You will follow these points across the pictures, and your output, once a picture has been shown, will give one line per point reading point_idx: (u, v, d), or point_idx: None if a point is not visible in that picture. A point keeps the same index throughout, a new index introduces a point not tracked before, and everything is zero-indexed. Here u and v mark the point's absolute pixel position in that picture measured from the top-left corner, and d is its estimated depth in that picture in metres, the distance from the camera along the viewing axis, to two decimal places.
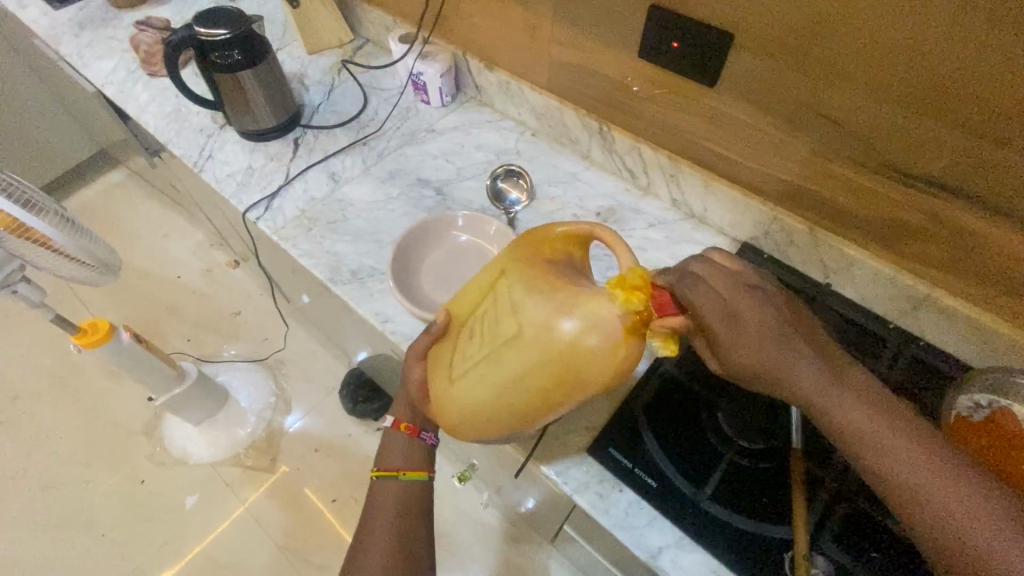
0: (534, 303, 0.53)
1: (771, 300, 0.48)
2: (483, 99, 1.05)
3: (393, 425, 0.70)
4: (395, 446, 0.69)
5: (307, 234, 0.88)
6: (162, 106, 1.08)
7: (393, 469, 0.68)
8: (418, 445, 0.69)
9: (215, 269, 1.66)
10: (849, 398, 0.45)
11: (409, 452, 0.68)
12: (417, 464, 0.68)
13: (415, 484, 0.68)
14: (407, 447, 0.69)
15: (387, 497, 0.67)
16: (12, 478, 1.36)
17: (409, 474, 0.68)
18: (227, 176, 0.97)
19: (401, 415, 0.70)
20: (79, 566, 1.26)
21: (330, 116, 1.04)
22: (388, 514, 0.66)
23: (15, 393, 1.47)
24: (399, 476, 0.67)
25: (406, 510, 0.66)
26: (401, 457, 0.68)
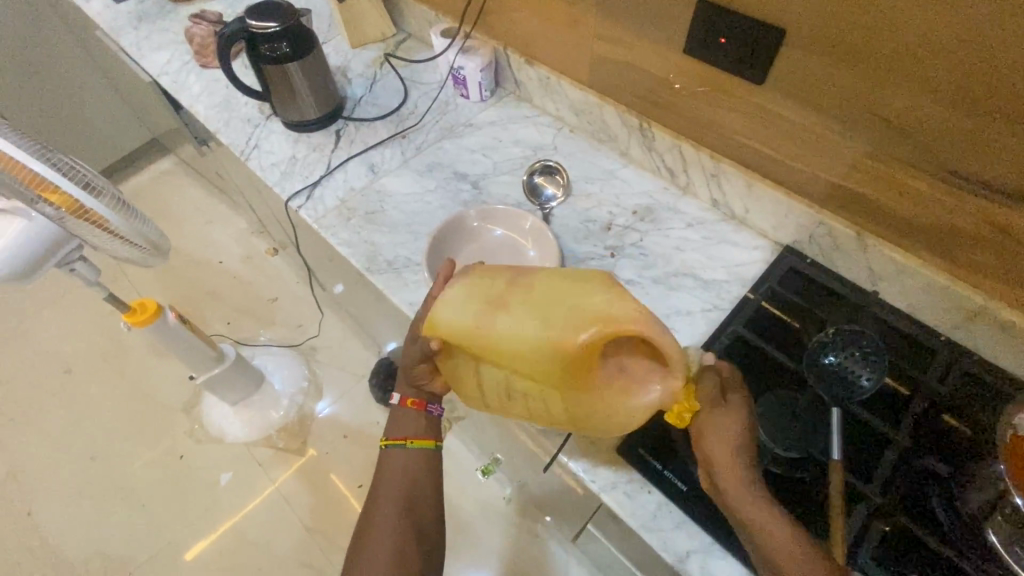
0: (603, 403, 0.56)
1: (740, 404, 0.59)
2: (521, 95, 1.05)
3: (398, 398, 0.72)
4: (401, 417, 0.71)
5: (346, 224, 0.90)
6: (212, 96, 1.12)
7: (399, 438, 0.70)
8: (424, 417, 0.71)
9: (255, 256, 1.72)
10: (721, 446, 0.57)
11: (417, 423, 0.71)
12: (423, 434, 0.71)
13: (421, 451, 0.70)
14: (413, 416, 0.71)
15: (394, 464, 0.70)
16: (61, 445, 1.44)
17: (415, 441, 0.70)
18: (272, 165, 1.00)
19: (406, 391, 0.71)
20: (120, 531, 1.32)
21: (371, 108, 1.06)
22: (398, 480, 0.69)
23: (68, 366, 1.56)
24: (406, 444, 0.70)
25: (415, 479, 0.69)
26: (408, 426, 0.71)
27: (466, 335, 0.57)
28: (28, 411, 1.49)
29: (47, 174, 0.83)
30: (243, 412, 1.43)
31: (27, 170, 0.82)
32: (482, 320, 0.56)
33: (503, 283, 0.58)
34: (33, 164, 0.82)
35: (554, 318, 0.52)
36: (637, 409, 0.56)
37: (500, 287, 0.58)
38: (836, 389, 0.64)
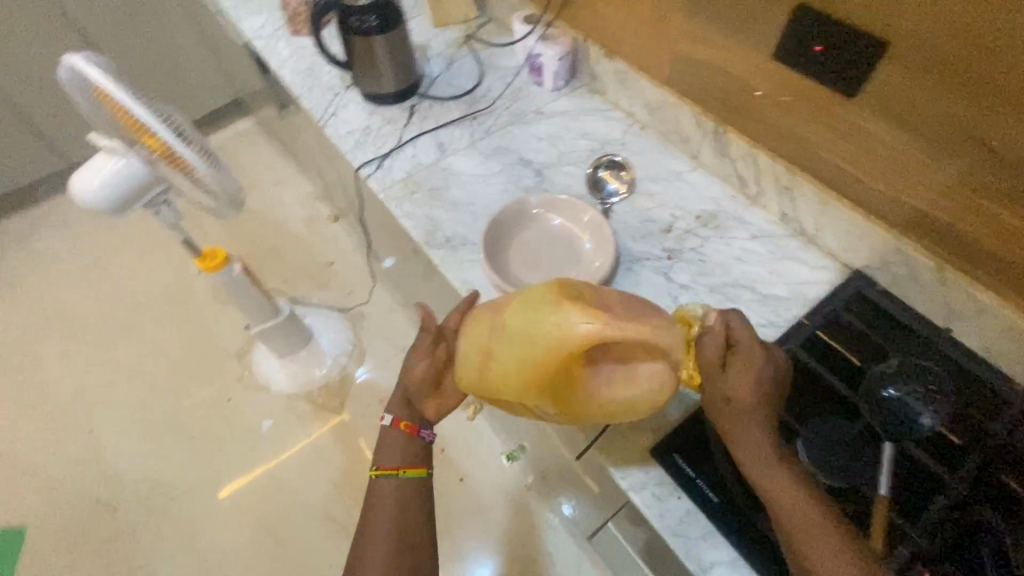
0: (622, 399, 0.62)
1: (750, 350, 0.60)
2: (596, 87, 1.04)
3: (393, 426, 0.76)
4: (394, 446, 0.75)
5: (411, 197, 0.93)
6: (298, 62, 1.17)
7: (391, 468, 0.73)
8: (417, 444, 0.75)
9: (317, 220, 1.80)
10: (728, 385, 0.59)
11: (410, 450, 0.75)
12: (415, 462, 0.74)
13: (414, 479, 0.73)
14: (407, 446, 0.75)
15: (386, 494, 0.72)
16: (126, 372, 1.56)
17: (407, 470, 0.73)
18: (347, 133, 1.03)
19: (399, 415, 0.76)
20: (168, 458, 1.43)
21: (447, 88, 1.08)
22: (388, 510, 0.71)
23: (140, 301, 1.68)
24: (399, 473, 0.73)
25: (406, 507, 0.71)
26: (400, 456, 0.74)
27: (478, 382, 0.63)
28: (101, 336, 1.62)
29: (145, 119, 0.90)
30: (290, 366, 1.50)
31: (130, 113, 0.89)
32: (481, 366, 0.62)
33: (485, 326, 0.63)
34: (135, 105, 0.87)
35: (533, 352, 0.57)
36: (651, 396, 0.61)
37: (483, 333, 0.62)
38: (892, 424, 0.61)
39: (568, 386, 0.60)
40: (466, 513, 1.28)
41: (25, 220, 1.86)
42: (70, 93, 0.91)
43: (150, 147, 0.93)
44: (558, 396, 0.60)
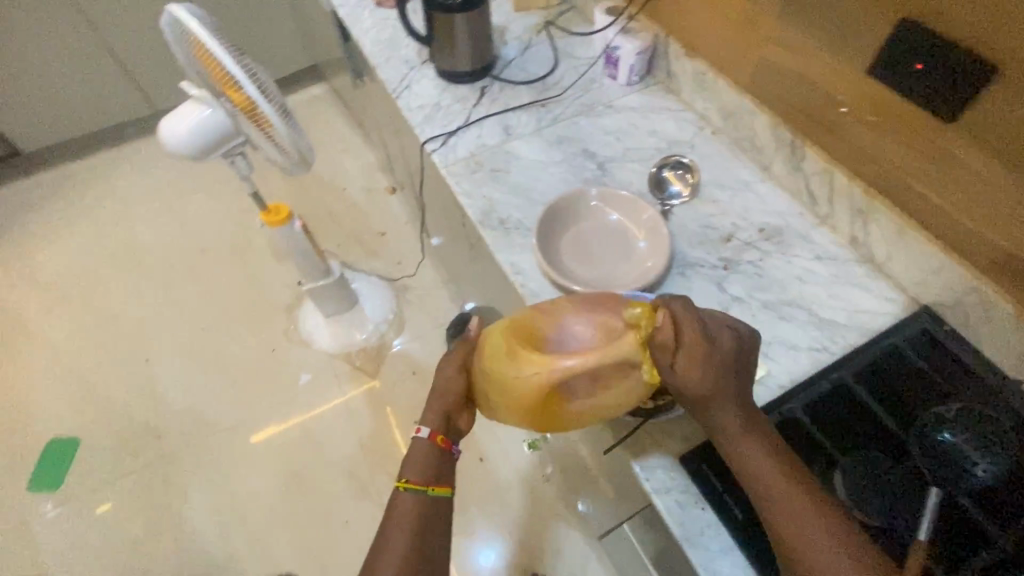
0: (617, 410, 0.67)
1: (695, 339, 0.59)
2: (670, 86, 1.02)
3: (427, 438, 0.72)
4: (425, 458, 0.70)
5: (471, 176, 0.93)
6: (379, 32, 1.19)
7: (419, 482, 0.69)
8: (446, 459, 0.72)
9: (375, 190, 1.86)
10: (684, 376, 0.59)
11: (440, 466, 0.71)
12: (443, 481, 0.70)
13: (441, 498, 0.69)
14: (438, 462, 0.71)
15: (409, 509, 0.67)
16: (185, 310, 1.66)
17: (435, 488, 0.69)
18: (418, 107, 1.05)
19: (437, 427, 0.72)
20: (212, 396, 1.51)
21: (519, 72, 1.08)
22: (410, 527, 0.66)
23: (204, 246, 1.78)
24: (426, 489, 0.68)
25: (429, 526, 0.67)
26: (430, 470, 0.70)
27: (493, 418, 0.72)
28: (166, 274, 1.73)
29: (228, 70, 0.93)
30: (333, 326, 1.56)
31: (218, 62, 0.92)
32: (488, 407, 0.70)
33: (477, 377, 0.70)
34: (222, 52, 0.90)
35: (516, 398, 0.64)
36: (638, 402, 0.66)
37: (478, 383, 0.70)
38: (943, 471, 0.58)
39: (561, 414, 0.66)
40: (482, 492, 1.31)
41: (113, 156, 2.00)
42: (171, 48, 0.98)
43: (236, 101, 0.97)
44: (558, 419, 0.67)
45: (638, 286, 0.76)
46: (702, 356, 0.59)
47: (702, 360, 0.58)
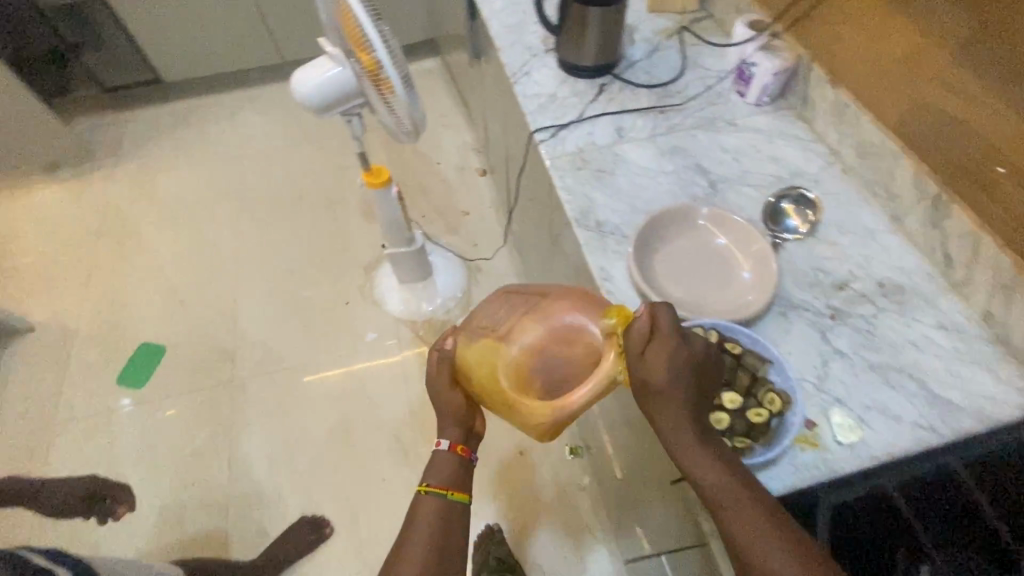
0: None
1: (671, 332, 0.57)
2: (802, 114, 0.96)
3: (448, 448, 0.70)
4: (448, 465, 0.68)
5: (575, 172, 0.90)
6: (507, 16, 1.17)
7: (441, 487, 0.67)
8: (466, 467, 0.71)
9: (466, 170, 1.89)
10: (653, 365, 0.57)
11: (459, 473, 0.69)
12: (463, 487, 0.69)
13: (459, 505, 0.67)
14: (459, 470, 0.69)
15: (430, 515, 0.65)
16: (274, 251, 1.77)
17: (455, 494, 0.67)
18: (534, 95, 1.02)
19: (457, 437, 0.71)
20: (284, 335, 1.60)
21: (643, 74, 1.05)
22: (429, 532, 0.63)
23: (301, 194, 1.89)
24: (447, 494, 0.66)
25: (449, 531, 0.64)
26: (452, 475, 0.68)
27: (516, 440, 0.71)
28: (264, 214, 1.85)
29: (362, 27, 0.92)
30: (406, 292, 1.61)
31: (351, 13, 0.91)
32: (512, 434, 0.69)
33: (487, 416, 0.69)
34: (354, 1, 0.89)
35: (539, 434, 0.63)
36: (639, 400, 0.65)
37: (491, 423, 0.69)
38: None
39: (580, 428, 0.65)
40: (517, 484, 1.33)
41: (237, 97, 2.15)
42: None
43: (365, 56, 0.97)
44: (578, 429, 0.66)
45: (734, 318, 0.71)
46: (675, 346, 0.57)
47: (673, 350, 0.57)
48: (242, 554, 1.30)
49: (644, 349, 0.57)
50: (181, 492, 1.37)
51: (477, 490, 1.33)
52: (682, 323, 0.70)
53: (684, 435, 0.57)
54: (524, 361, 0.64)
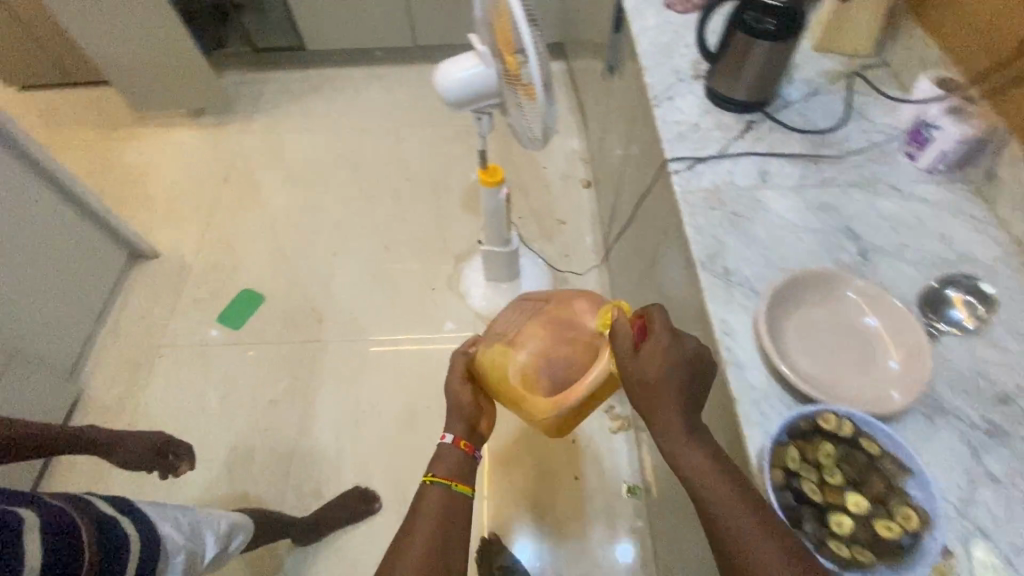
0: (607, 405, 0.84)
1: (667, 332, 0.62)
2: (981, 191, 0.85)
3: (452, 442, 0.81)
4: (452, 458, 0.80)
5: (708, 211, 0.84)
6: (657, 35, 1.13)
7: (445, 478, 0.78)
8: (469, 460, 0.81)
9: (571, 179, 1.87)
10: (646, 360, 0.61)
11: (464, 467, 0.80)
12: (466, 480, 0.79)
13: (462, 495, 0.78)
14: (461, 464, 0.80)
15: (434, 500, 0.75)
16: (374, 225, 1.83)
17: (458, 485, 0.78)
18: (675, 122, 0.97)
19: (460, 432, 0.83)
20: (369, 308, 1.66)
21: (798, 117, 0.97)
22: (431, 516, 0.73)
23: (409, 176, 1.95)
24: (450, 484, 0.77)
25: (451, 516, 0.74)
26: (457, 470, 0.79)
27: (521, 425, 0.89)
28: (372, 189, 1.92)
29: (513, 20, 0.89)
30: (491, 291, 1.61)
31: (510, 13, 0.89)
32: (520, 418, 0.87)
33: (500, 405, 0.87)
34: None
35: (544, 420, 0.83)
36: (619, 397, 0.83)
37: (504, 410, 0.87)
38: None
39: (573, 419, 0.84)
40: (567, 505, 1.34)
41: (366, 74, 2.26)
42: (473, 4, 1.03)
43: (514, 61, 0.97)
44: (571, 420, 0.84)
45: (872, 409, 0.63)
46: (667, 343, 0.61)
47: (666, 347, 0.61)
48: (295, 508, 1.35)
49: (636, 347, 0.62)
50: (252, 436, 1.45)
51: (526, 502, 1.34)
52: (810, 404, 0.63)
53: (675, 431, 0.59)
54: (537, 362, 0.84)
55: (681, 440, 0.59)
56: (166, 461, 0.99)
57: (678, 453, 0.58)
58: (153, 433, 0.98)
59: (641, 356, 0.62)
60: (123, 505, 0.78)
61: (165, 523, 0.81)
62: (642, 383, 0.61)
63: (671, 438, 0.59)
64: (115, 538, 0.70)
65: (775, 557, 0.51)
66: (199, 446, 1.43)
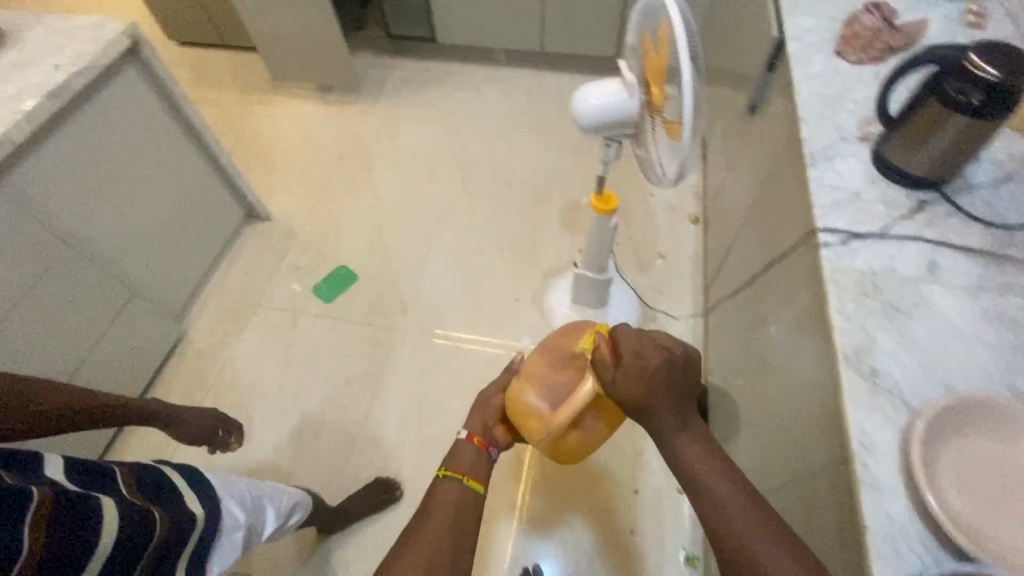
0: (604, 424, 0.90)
1: (641, 350, 0.74)
2: None
3: (466, 439, 0.94)
4: (466, 455, 0.91)
5: (859, 298, 0.75)
6: (823, 85, 1.02)
7: (459, 472, 0.87)
8: (481, 459, 0.91)
9: (678, 212, 1.78)
10: (629, 381, 0.72)
11: (475, 464, 0.90)
12: (477, 475, 0.88)
13: (474, 489, 0.86)
14: (474, 460, 0.90)
15: (449, 491, 0.84)
16: (470, 225, 1.84)
17: (470, 481, 0.86)
18: (832, 188, 0.87)
19: (473, 435, 0.95)
20: (451, 307, 1.67)
21: (982, 205, 0.84)
22: (446, 503, 0.80)
23: (512, 182, 1.94)
24: (464, 478, 0.86)
25: (464, 504, 0.81)
26: (469, 466, 0.89)
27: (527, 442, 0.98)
28: (474, 188, 1.93)
29: (671, 32, 0.84)
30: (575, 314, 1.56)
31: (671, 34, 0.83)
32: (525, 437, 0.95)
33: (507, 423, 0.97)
34: (676, 7, 0.83)
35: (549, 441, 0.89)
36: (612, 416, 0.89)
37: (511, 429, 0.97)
38: None
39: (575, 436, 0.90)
40: (617, 555, 1.27)
41: (487, 73, 2.27)
42: (627, 44, 1.04)
43: (662, 84, 0.91)
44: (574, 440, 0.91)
45: None
46: (643, 361, 0.73)
47: (643, 366, 0.73)
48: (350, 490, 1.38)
49: (615, 367, 0.74)
50: (323, 410, 1.50)
51: (574, 540, 1.29)
52: (967, 562, 0.53)
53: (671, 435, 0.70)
54: (536, 398, 0.90)
55: (680, 444, 0.69)
56: (220, 438, 1.00)
57: (680, 457, 0.68)
58: (205, 409, 0.98)
59: (624, 377, 0.73)
60: (195, 479, 0.83)
61: (231, 500, 0.85)
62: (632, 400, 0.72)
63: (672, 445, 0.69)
64: (180, 522, 0.75)
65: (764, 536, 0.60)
66: (275, 409, 1.50)
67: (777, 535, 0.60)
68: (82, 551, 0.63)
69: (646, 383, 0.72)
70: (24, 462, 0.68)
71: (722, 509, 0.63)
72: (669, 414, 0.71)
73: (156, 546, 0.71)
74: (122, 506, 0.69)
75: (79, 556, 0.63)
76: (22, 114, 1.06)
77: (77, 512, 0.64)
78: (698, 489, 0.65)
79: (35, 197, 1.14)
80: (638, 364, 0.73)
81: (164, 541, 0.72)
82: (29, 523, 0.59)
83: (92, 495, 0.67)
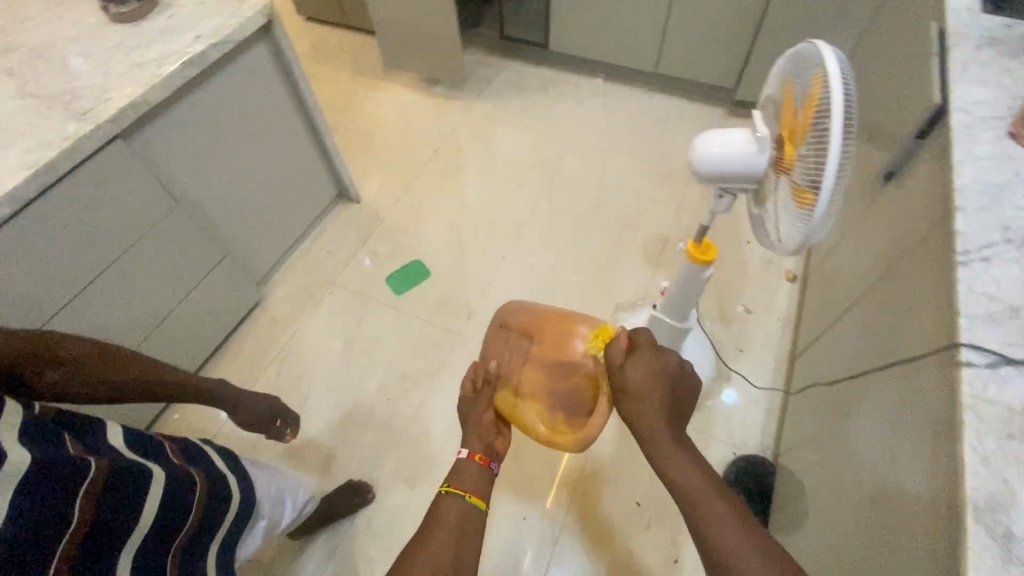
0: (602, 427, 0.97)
1: (655, 351, 0.82)
2: None
3: (467, 457, 0.85)
4: (468, 472, 0.83)
5: (1001, 437, 0.64)
6: (989, 169, 0.88)
7: (461, 490, 0.80)
8: (484, 474, 0.84)
9: (774, 266, 1.65)
10: (636, 368, 0.79)
11: (478, 481, 0.82)
12: (480, 493, 0.81)
13: (477, 509, 0.79)
14: (478, 477, 0.83)
15: (452, 510, 0.77)
16: (550, 240, 1.80)
17: (473, 498, 0.80)
18: (985, 296, 0.75)
19: (475, 449, 0.86)
20: None
21: None
22: (447, 526, 0.75)
23: (600, 203, 1.88)
24: (466, 497, 0.79)
25: (466, 528, 0.76)
26: (471, 484, 0.81)
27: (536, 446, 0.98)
28: (559, 203, 1.89)
29: (827, 80, 0.74)
30: None
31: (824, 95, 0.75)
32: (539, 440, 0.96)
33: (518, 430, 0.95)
34: (834, 59, 0.75)
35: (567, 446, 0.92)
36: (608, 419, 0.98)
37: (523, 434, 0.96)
38: None
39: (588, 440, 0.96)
40: None
41: (594, 86, 2.22)
42: (761, 98, 0.98)
43: (800, 141, 0.82)
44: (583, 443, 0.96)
45: None
46: (651, 358, 0.80)
47: (651, 362, 0.80)
48: (387, 486, 1.39)
49: (624, 355, 0.81)
50: (375, 401, 1.51)
51: None
52: None
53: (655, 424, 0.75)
54: (546, 407, 0.93)
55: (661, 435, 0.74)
56: (276, 428, 1.08)
57: (661, 446, 0.73)
58: (268, 400, 1.05)
59: (631, 364, 0.80)
60: (231, 458, 0.91)
61: (262, 489, 0.94)
62: (636, 388, 0.78)
63: (655, 433, 0.74)
64: (218, 502, 0.81)
65: (733, 529, 0.64)
66: (330, 390, 1.53)
67: (748, 531, 0.64)
68: (129, 518, 0.68)
69: (649, 372, 0.79)
70: (88, 427, 0.73)
71: (693, 497, 0.68)
72: (659, 404, 0.76)
73: (194, 518, 0.77)
74: (169, 481, 0.74)
75: (127, 522, 0.67)
76: (159, 78, 1.13)
77: (125, 487, 0.68)
78: (680, 479, 0.70)
79: (157, 156, 1.22)
80: (647, 360, 0.80)
81: (201, 518, 0.79)
82: (82, 491, 0.63)
83: (146, 466, 0.72)
